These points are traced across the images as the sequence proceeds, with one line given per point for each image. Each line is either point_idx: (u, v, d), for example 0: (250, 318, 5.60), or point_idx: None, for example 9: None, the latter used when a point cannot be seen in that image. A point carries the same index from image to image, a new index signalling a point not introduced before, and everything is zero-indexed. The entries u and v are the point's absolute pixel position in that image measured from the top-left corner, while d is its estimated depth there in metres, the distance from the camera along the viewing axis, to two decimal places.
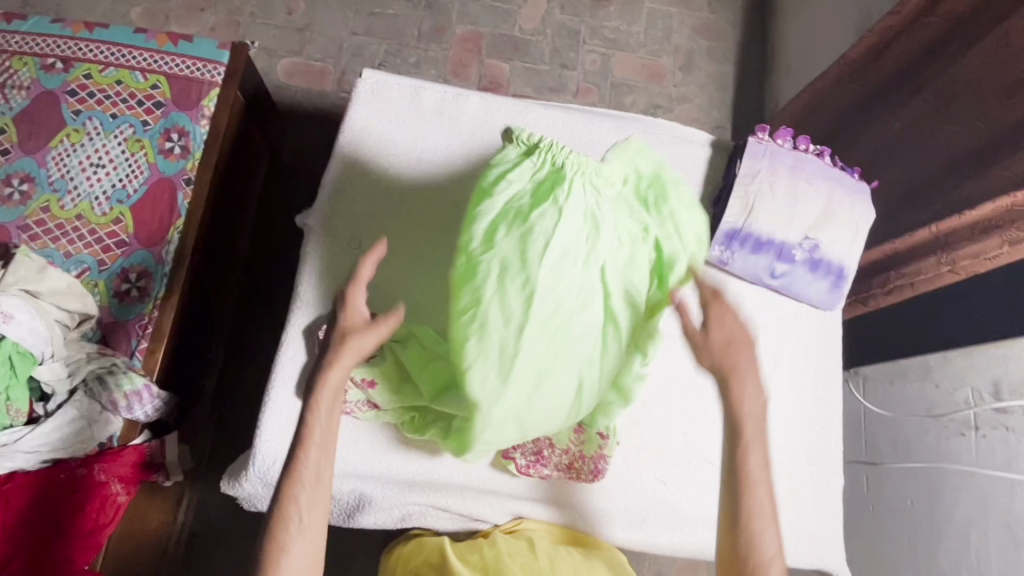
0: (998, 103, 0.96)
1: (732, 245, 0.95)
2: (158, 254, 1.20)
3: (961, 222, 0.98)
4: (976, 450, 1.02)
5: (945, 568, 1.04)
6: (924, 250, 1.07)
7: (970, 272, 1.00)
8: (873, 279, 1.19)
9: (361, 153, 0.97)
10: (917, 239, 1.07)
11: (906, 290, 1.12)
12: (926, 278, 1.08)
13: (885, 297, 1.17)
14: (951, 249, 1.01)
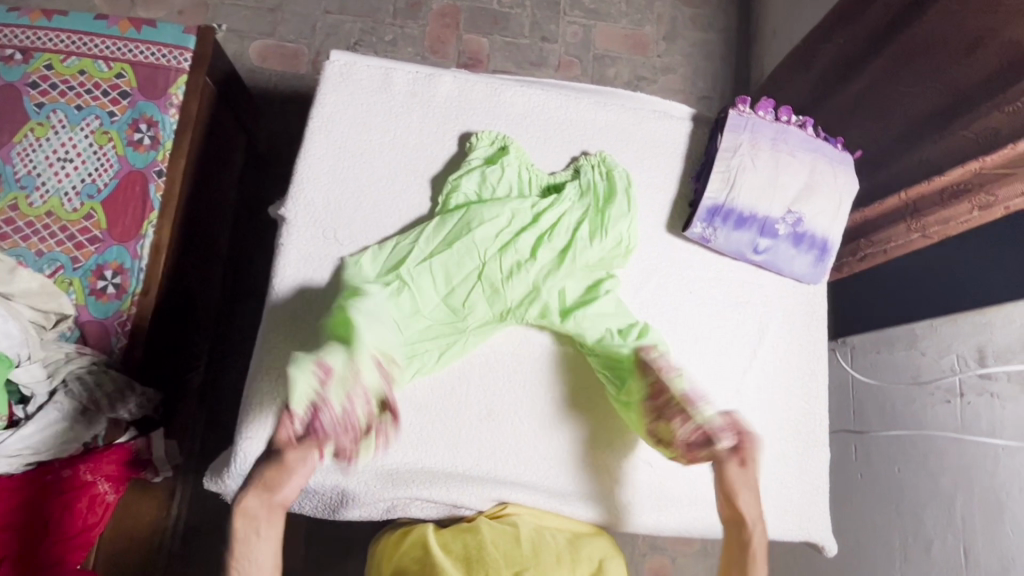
0: (955, 64, 0.95)
1: (714, 222, 0.93)
2: (133, 249, 1.18)
3: (931, 188, 0.98)
4: (961, 416, 1.02)
5: (931, 532, 1.05)
6: (892, 217, 1.06)
7: (941, 237, 1.00)
8: (844, 248, 1.18)
9: (334, 140, 0.94)
10: (887, 207, 1.06)
11: (880, 257, 1.11)
12: (898, 244, 1.08)
13: (858, 263, 1.16)
14: (919, 215, 1.01)
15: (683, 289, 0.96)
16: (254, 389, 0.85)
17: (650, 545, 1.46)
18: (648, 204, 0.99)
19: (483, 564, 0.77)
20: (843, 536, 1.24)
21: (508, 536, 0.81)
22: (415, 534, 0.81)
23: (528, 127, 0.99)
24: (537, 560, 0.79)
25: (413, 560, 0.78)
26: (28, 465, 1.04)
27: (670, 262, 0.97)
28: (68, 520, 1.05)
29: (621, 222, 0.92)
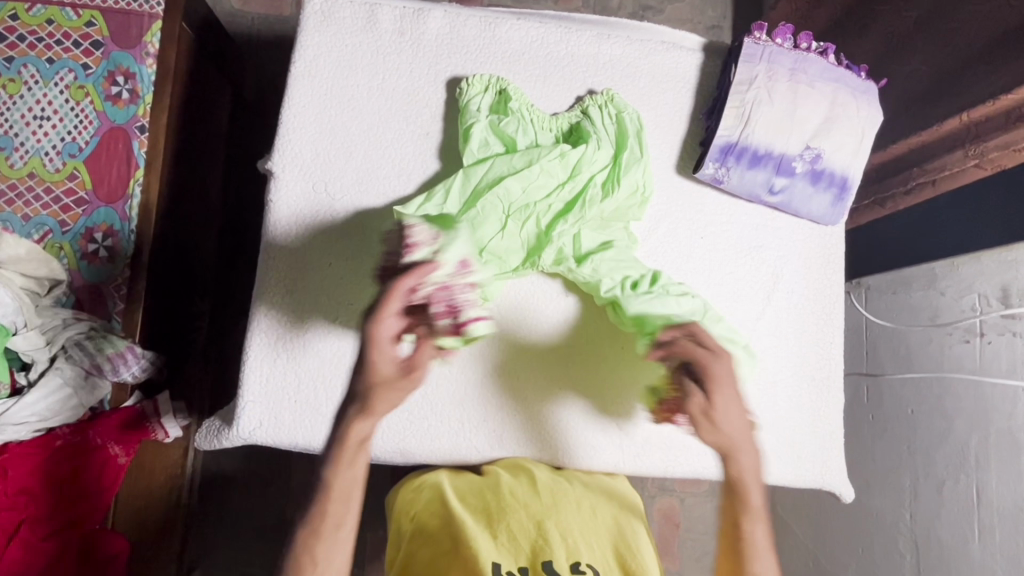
0: None
1: (728, 161, 0.87)
2: (121, 210, 1.14)
3: (995, 109, 0.91)
4: (980, 356, 0.99)
5: (944, 472, 1.05)
6: (950, 143, 0.99)
7: (997, 165, 0.93)
8: (894, 179, 1.12)
9: (319, 86, 0.88)
10: (944, 130, 1.00)
11: (930, 187, 1.05)
12: (951, 173, 1.01)
13: (905, 198, 1.10)
14: (981, 140, 0.94)
15: (694, 235, 0.91)
16: (247, 373, 0.82)
17: (660, 488, 1.48)
18: (657, 145, 0.92)
19: (503, 515, 0.72)
20: (854, 477, 1.24)
21: (528, 485, 0.77)
22: (428, 489, 0.77)
23: (526, 65, 0.92)
24: (557, 508, 0.74)
25: (431, 514, 0.74)
26: (36, 433, 1.04)
27: (679, 206, 0.92)
28: (82, 483, 1.06)
29: (633, 168, 0.87)
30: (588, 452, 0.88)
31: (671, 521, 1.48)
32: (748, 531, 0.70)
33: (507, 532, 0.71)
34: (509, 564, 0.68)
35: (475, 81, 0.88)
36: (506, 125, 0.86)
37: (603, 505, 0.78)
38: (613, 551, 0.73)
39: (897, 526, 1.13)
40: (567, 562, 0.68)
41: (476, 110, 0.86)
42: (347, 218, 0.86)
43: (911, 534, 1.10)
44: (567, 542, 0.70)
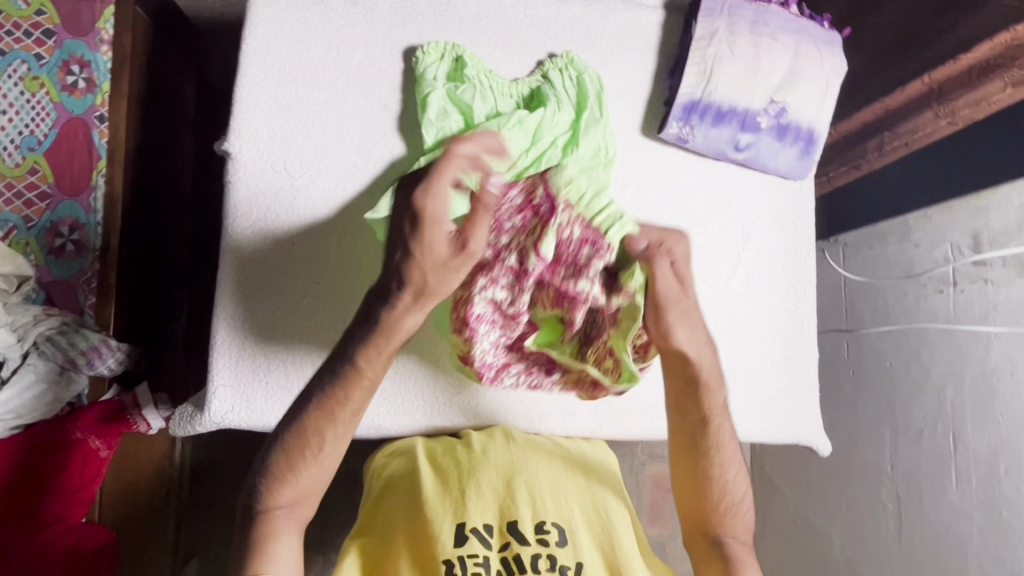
0: None
1: (691, 119, 0.86)
2: (86, 202, 1.13)
3: (958, 69, 0.93)
4: (954, 305, 1.00)
5: (922, 422, 1.06)
6: (917, 106, 1.01)
7: (969, 121, 0.94)
8: (867, 142, 1.12)
9: (272, 61, 0.86)
10: (910, 93, 1.01)
11: (903, 149, 1.06)
12: (923, 133, 1.02)
13: (879, 160, 1.11)
14: (947, 100, 0.95)
15: (662, 197, 0.90)
16: (216, 358, 0.81)
17: (648, 455, 1.49)
18: (621, 107, 0.91)
19: (473, 472, 0.73)
20: (836, 433, 1.25)
21: (500, 444, 0.77)
22: (403, 453, 0.78)
23: (484, 31, 0.90)
24: (529, 464, 0.75)
25: (403, 475, 0.75)
26: (14, 429, 1.04)
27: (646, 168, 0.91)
28: (63, 477, 1.05)
29: (595, 132, 0.86)
30: (563, 417, 0.88)
31: (661, 487, 1.49)
32: (714, 425, 0.73)
33: (475, 491, 0.71)
34: (473, 522, 0.68)
35: (431, 48, 0.86)
36: (463, 92, 0.85)
37: (575, 463, 0.79)
38: (581, 505, 0.72)
39: (879, 478, 1.14)
40: (532, 521, 0.69)
41: (431, 78, 0.85)
42: (308, 195, 0.85)
43: (893, 486, 1.11)
44: (533, 502, 0.71)
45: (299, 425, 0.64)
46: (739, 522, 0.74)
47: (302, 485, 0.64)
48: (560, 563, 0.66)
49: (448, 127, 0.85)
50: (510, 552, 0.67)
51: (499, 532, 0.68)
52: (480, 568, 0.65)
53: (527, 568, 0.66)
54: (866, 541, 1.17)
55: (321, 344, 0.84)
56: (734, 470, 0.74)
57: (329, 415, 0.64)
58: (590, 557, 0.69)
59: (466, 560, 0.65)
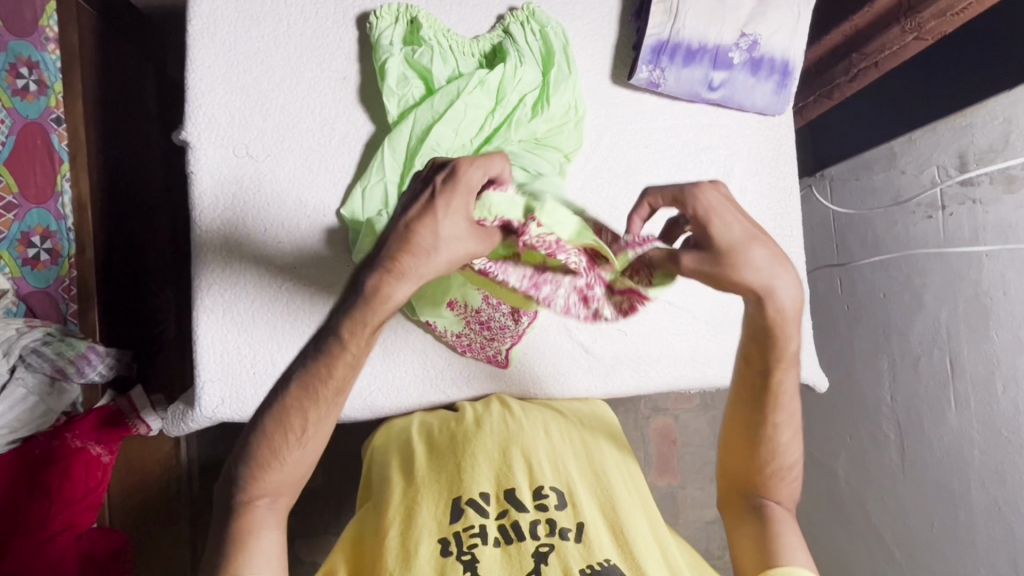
0: None
1: (661, 61, 0.83)
2: (54, 210, 1.09)
3: None
4: (943, 230, 0.98)
5: (918, 349, 1.05)
6: (885, 21, 0.98)
7: (937, 33, 0.94)
8: (835, 67, 1.10)
9: (219, 40, 0.82)
10: (879, 8, 0.97)
11: (872, 71, 1.04)
12: (890, 52, 1.01)
13: (850, 84, 1.10)
14: (914, 13, 0.93)
15: (637, 145, 0.88)
16: (199, 354, 0.80)
17: (651, 409, 1.50)
18: (588, 57, 0.88)
19: (468, 445, 0.73)
20: (834, 369, 1.26)
21: (495, 416, 0.77)
22: (399, 433, 0.78)
23: None
24: (524, 433, 0.75)
25: (399, 454, 0.74)
26: (13, 442, 1.03)
27: (619, 118, 0.88)
28: (68, 485, 1.04)
29: (562, 85, 0.84)
30: (557, 378, 0.88)
31: (667, 439, 1.50)
32: (777, 380, 0.64)
33: (470, 462, 0.71)
34: (469, 493, 0.67)
35: (382, 11, 0.83)
36: (420, 56, 0.82)
37: (573, 430, 0.78)
38: (578, 471, 0.73)
39: (879, 409, 1.15)
40: (530, 489, 0.69)
41: (388, 43, 0.81)
42: (275, 177, 0.83)
43: (893, 415, 1.12)
44: (530, 468, 0.71)
45: (278, 405, 0.55)
46: (785, 487, 0.68)
47: (285, 474, 0.57)
48: (560, 526, 0.65)
49: (410, 94, 0.82)
50: (507, 519, 0.66)
51: (496, 500, 0.67)
52: (476, 539, 0.63)
53: (525, 533, 0.64)
54: (871, 472, 1.18)
55: (305, 328, 0.83)
56: (789, 434, 0.67)
57: (313, 395, 0.55)
58: (591, 517, 0.67)
59: (461, 535, 0.63)
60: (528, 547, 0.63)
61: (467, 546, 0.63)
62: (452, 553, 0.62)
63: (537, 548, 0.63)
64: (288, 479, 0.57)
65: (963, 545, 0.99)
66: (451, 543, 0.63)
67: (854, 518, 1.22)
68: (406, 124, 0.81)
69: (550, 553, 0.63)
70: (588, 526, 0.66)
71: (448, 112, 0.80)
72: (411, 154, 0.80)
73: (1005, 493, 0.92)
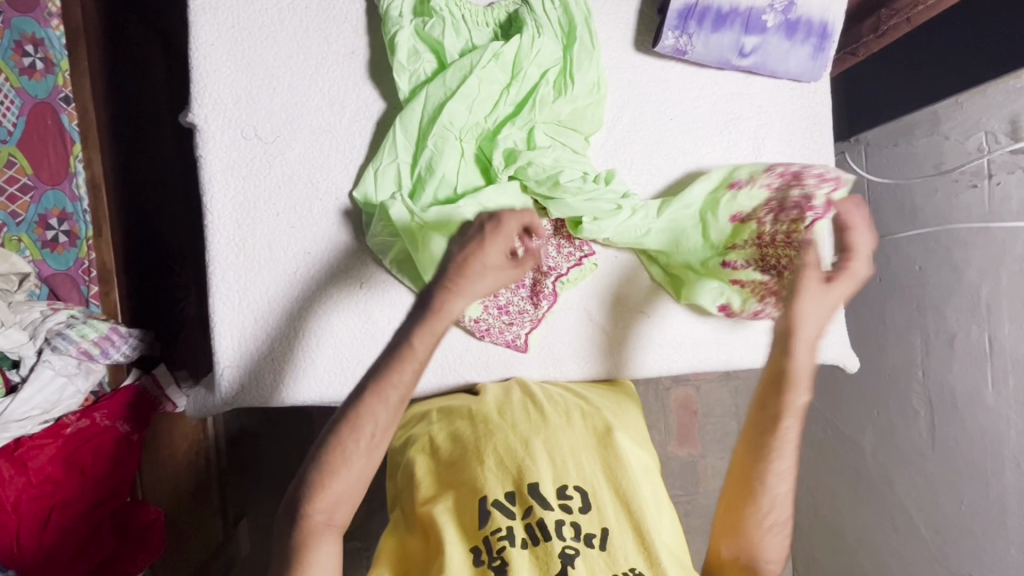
0: None
1: (688, 27, 0.78)
2: (69, 191, 1.08)
3: None
4: (990, 200, 0.92)
5: (955, 325, 1.01)
6: None
7: None
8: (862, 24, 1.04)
9: (222, 14, 0.79)
10: None
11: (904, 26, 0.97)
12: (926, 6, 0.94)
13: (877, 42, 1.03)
14: None
15: (662, 118, 0.84)
16: (218, 339, 0.79)
17: (672, 381, 1.48)
18: (610, 22, 0.82)
19: (490, 437, 0.72)
20: (863, 343, 1.22)
21: (517, 407, 0.76)
22: (423, 425, 0.78)
23: None
24: (547, 424, 0.74)
25: (426, 449, 0.75)
26: (45, 423, 1.03)
27: (643, 89, 0.83)
28: (102, 463, 1.07)
29: (582, 58, 0.79)
30: (577, 360, 0.86)
31: (688, 410, 1.49)
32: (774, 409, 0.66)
33: (493, 457, 0.70)
34: (494, 494, 0.67)
35: None
36: (432, 28, 0.78)
37: (596, 416, 0.77)
38: (603, 463, 0.72)
39: (910, 385, 1.12)
40: (554, 486, 0.68)
41: (397, 14, 0.77)
42: (285, 160, 0.80)
43: (925, 391, 1.08)
44: (554, 464, 0.70)
45: (348, 413, 0.60)
46: (767, 542, 0.65)
47: (346, 485, 0.59)
48: (585, 531, 0.66)
49: (422, 69, 0.79)
50: (533, 518, 0.65)
51: (521, 498, 0.67)
52: (504, 542, 0.64)
53: (552, 533, 0.64)
54: (898, 446, 1.16)
55: (323, 316, 0.81)
56: (783, 486, 0.66)
57: (383, 400, 0.60)
58: (615, 518, 0.67)
59: (490, 540, 0.64)
60: (555, 548, 0.64)
61: (496, 551, 0.64)
62: (484, 562, 0.63)
63: (564, 549, 0.64)
64: (351, 487, 0.60)
65: (993, 524, 0.97)
66: (481, 550, 0.64)
67: (880, 492, 1.21)
68: (417, 104, 0.77)
69: (576, 557, 0.63)
70: (614, 530, 0.66)
71: (460, 94, 0.76)
72: (425, 135, 0.77)
73: None
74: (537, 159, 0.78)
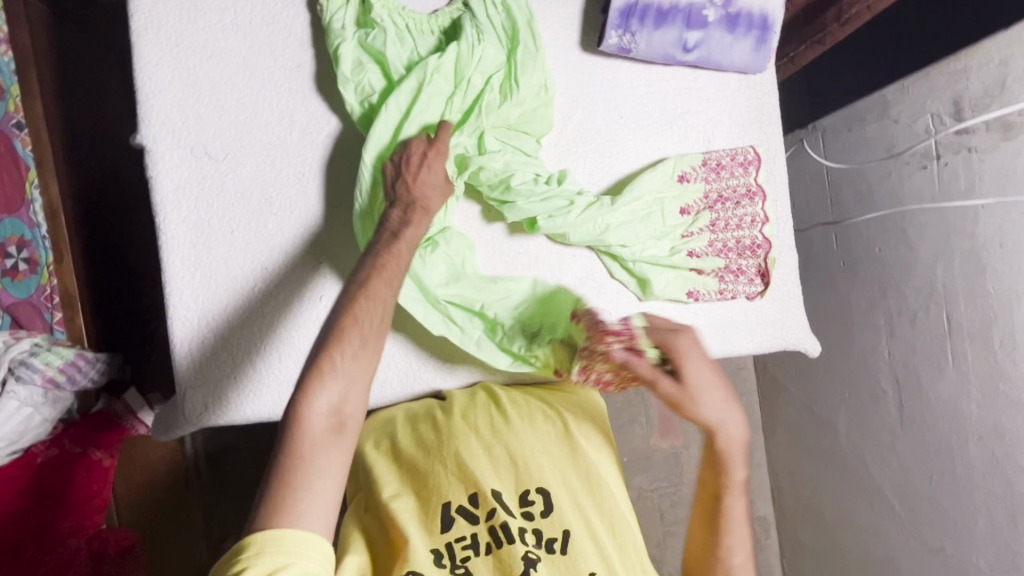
0: None
1: (631, 25, 0.79)
2: (27, 218, 1.05)
3: None
4: (939, 181, 0.94)
5: (915, 305, 1.03)
6: None
7: None
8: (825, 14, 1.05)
9: (165, 32, 0.78)
10: None
11: (866, 14, 0.98)
12: None
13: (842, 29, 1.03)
14: None
15: (612, 115, 0.84)
16: (177, 356, 0.79)
17: None
18: (555, 24, 0.83)
19: (452, 442, 0.73)
20: (831, 327, 1.24)
21: (481, 411, 0.76)
22: (384, 426, 0.78)
23: None
24: (510, 426, 0.75)
25: (385, 452, 0.75)
26: (13, 454, 1.01)
27: (592, 86, 0.84)
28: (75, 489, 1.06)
29: (528, 63, 0.79)
30: None
31: None
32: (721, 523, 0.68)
33: (456, 462, 0.71)
34: (458, 500, 0.68)
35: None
36: (375, 39, 0.78)
37: (557, 419, 0.78)
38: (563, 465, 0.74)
39: (877, 365, 1.13)
40: (517, 491, 0.70)
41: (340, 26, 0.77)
42: (236, 176, 0.80)
43: (891, 371, 1.10)
44: (518, 470, 0.71)
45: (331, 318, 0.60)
46: None
47: (340, 390, 0.56)
48: (546, 536, 0.67)
49: (369, 79, 0.78)
50: (495, 521, 0.67)
51: (483, 502, 0.68)
52: (468, 551, 0.66)
53: (514, 538, 0.66)
54: (870, 427, 1.17)
55: (280, 330, 0.81)
56: None
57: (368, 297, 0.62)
58: (575, 520, 0.69)
59: (454, 546, 0.66)
60: (517, 551, 0.65)
61: (460, 558, 0.66)
62: (446, 566, 0.65)
63: (525, 553, 0.65)
64: (343, 397, 0.56)
65: (962, 498, 0.99)
66: (444, 555, 0.66)
67: (856, 472, 1.23)
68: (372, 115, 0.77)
69: (538, 561, 0.65)
70: (575, 532, 0.68)
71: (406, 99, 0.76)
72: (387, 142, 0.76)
73: (1004, 448, 0.91)
74: (489, 164, 0.78)
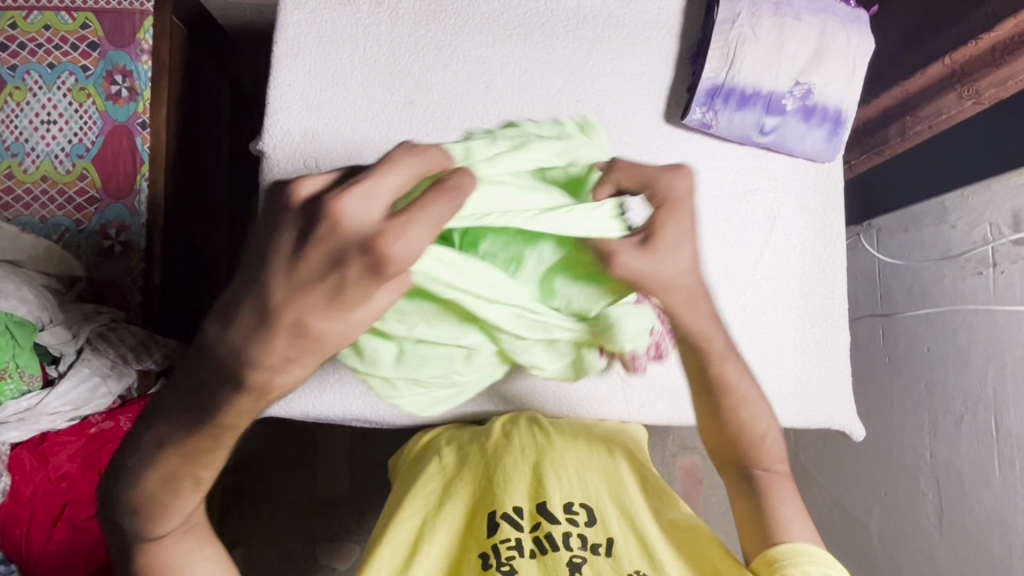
0: None
1: (715, 104, 0.87)
2: (131, 205, 1.15)
3: (981, 48, 0.94)
4: (994, 287, 0.97)
5: (962, 408, 1.03)
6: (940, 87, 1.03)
7: (993, 100, 0.96)
8: (888, 128, 1.15)
9: (301, 58, 0.88)
10: (929, 76, 1.03)
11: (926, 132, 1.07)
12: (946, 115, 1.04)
13: (902, 144, 1.13)
14: (971, 79, 0.97)
15: None
16: None
17: (677, 446, 1.49)
18: (641, 97, 0.92)
19: (498, 459, 0.76)
20: (872, 421, 1.24)
21: (524, 430, 0.79)
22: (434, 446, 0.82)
23: (506, 25, 0.92)
24: (554, 444, 0.78)
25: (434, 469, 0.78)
26: (74, 419, 1.09)
27: (670, 154, 0.91)
28: None
29: None
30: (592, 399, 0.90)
31: (694, 478, 1.48)
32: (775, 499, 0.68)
33: (504, 476, 0.74)
34: (503, 507, 0.71)
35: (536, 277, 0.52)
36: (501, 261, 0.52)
37: (599, 442, 0.81)
38: (607, 484, 0.75)
39: (918, 466, 1.12)
40: (561, 501, 0.72)
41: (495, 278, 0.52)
42: None
43: (933, 474, 1.09)
44: (562, 485, 0.73)
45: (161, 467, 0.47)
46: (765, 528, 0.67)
47: None
48: (591, 541, 0.69)
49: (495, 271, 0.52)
50: (541, 531, 0.69)
51: (529, 514, 0.71)
52: (512, 552, 0.68)
53: (560, 544, 0.68)
54: (905, 530, 1.15)
55: None
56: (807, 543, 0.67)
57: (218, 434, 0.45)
58: (619, 530, 0.72)
59: (499, 547, 0.68)
60: (562, 558, 0.67)
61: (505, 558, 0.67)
62: (491, 566, 0.67)
63: (571, 558, 0.67)
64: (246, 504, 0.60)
65: None
66: (490, 555, 0.68)
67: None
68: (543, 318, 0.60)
69: (584, 565, 0.67)
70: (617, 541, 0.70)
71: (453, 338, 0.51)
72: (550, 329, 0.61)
73: None
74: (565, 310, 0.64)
